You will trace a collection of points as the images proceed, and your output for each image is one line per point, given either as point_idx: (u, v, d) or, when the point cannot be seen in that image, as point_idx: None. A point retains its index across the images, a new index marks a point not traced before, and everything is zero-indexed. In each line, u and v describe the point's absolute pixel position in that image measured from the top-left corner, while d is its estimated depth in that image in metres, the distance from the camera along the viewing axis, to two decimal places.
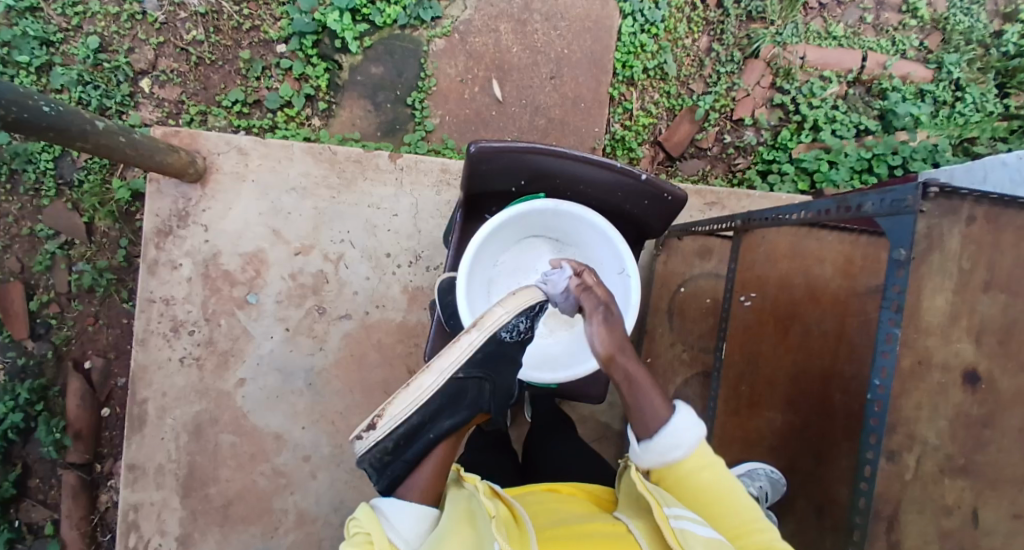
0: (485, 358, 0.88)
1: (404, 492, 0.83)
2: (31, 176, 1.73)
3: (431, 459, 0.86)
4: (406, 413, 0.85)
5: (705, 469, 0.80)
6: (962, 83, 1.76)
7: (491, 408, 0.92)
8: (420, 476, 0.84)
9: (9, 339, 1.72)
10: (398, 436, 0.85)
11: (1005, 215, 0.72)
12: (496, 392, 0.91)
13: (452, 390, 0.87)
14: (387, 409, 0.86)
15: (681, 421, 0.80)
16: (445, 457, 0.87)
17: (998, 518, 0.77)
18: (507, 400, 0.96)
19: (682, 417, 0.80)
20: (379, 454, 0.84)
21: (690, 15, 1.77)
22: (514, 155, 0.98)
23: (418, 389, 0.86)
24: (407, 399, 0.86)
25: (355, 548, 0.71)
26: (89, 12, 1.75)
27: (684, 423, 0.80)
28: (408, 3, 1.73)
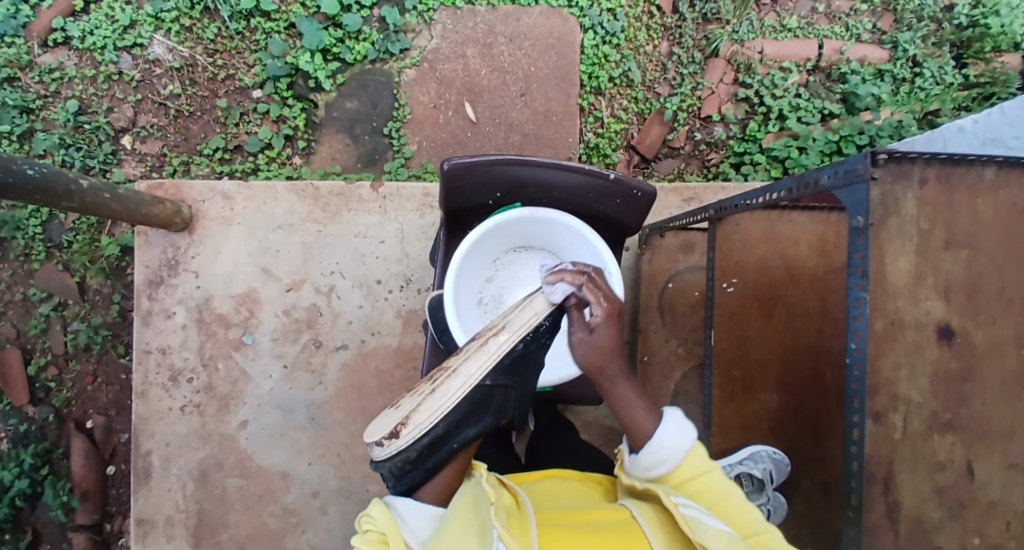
0: (510, 365, 0.89)
1: (420, 493, 0.86)
2: (21, 242, 1.75)
3: (449, 466, 0.88)
4: (431, 423, 0.85)
5: (701, 473, 0.82)
6: (919, 59, 1.82)
7: (513, 414, 0.94)
8: (438, 479, 0.87)
9: (10, 406, 1.72)
10: (422, 445, 0.85)
11: (956, 173, 0.76)
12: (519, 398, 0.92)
13: (478, 398, 0.87)
14: (411, 417, 0.85)
15: (671, 425, 0.84)
16: (462, 461, 0.89)
17: (992, 469, 0.78)
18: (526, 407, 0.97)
19: (672, 421, 0.84)
20: (401, 462, 0.85)
21: (648, 23, 1.83)
22: (487, 168, 1.02)
23: (445, 397, 0.86)
24: (432, 407, 0.85)
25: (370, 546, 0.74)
26: (66, 77, 1.80)
27: (675, 426, 0.83)
28: (376, 38, 1.79)
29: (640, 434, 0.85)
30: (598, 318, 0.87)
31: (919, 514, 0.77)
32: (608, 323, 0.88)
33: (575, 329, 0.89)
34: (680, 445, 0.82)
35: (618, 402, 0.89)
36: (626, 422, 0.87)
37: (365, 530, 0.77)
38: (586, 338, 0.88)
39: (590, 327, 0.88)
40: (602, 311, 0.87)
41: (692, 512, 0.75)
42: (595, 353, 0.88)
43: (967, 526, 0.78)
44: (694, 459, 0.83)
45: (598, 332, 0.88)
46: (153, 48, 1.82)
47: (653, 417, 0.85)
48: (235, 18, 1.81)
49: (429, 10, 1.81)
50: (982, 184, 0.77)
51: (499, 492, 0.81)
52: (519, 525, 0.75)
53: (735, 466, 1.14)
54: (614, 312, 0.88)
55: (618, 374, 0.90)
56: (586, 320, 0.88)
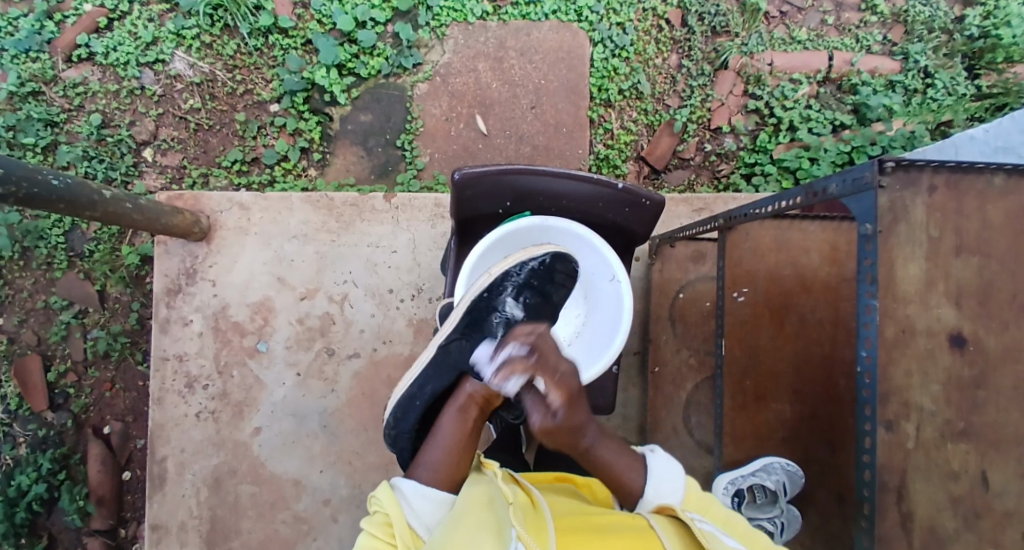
0: (462, 327, 1.00)
1: (421, 478, 0.86)
2: (43, 251, 1.79)
3: (442, 441, 0.90)
4: (402, 389, 1.03)
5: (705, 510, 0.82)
6: (930, 70, 1.81)
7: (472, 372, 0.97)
8: (434, 458, 0.88)
9: (29, 411, 1.76)
10: (396, 409, 1.02)
11: (965, 180, 0.77)
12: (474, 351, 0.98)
13: (437, 357, 1.01)
14: (394, 393, 1.06)
15: (661, 477, 0.84)
16: (461, 445, 0.90)
17: (1008, 479, 0.77)
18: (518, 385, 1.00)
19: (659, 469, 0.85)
20: (386, 430, 1.02)
21: (657, 36, 1.85)
22: (497, 178, 1.04)
23: (416, 365, 1.04)
24: (405, 379, 1.04)
25: (376, 528, 0.79)
26: (90, 91, 1.85)
27: (664, 480, 0.84)
28: (390, 53, 1.83)
29: (629, 486, 0.86)
30: (557, 401, 0.86)
31: (933, 524, 0.76)
32: (566, 402, 0.86)
33: (537, 415, 0.87)
34: (675, 495, 0.83)
35: (602, 463, 0.88)
36: (613, 480, 0.88)
37: (376, 518, 0.81)
38: (551, 422, 0.86)
39: (551, 409, 0.86)
40: (559, 395, 0.86)
41: (708, 527, 0.77)
42: (562, 434, 0.87)
43: (982, 536, 0.77)
44: (692, 496, 0.82)
45: (561, 415, 0.86)
46: (175, 64, 1.87)
47: (638, 472, 0.86)
48: (254, 35, 1.86)
49: (441, 26, 1.85)
50: (991, 191, 0.77)
51: (513, 488, 0.81)
52: (536, 525, 0.74)
53: (748, 477, 1.14)
54: (568, 394, 0.87)
55: (594, 440, 0.89)
56: (544, 399, 0.87)
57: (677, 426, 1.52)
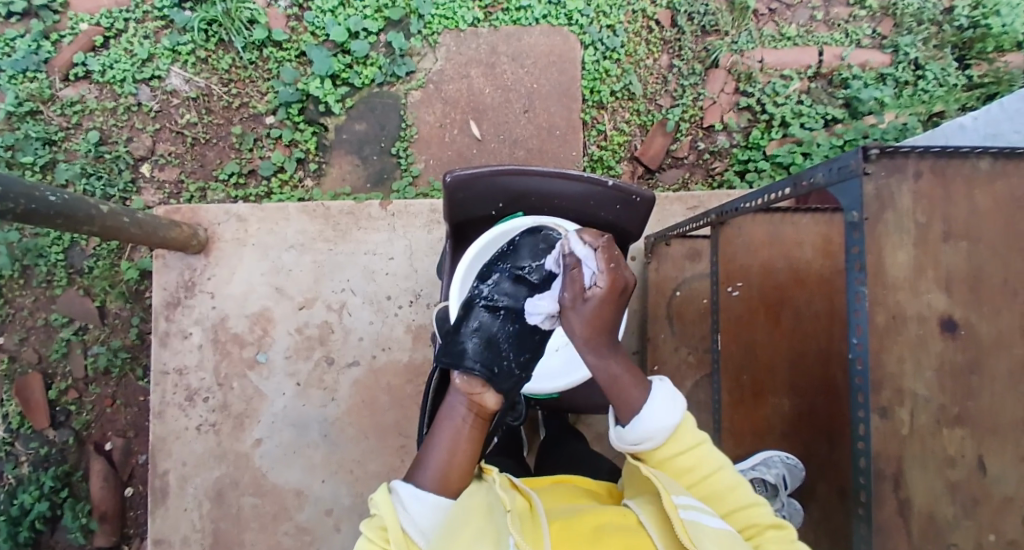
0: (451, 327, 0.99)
1: (420, 481, 0.83)
2: (43, 269, 1.80)
3: (442, 442, 0.86)
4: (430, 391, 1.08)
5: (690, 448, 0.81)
6: (921, 62, 1.82)
7: (440, 362, 0.93)
8: (433, 463, 0.84)
9: (32, 429, 1.77)
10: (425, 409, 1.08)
11: (950, 166, 0.77)
12: (446, 343, 0.94)
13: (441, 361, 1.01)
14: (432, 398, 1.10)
15: (660, 399, 0.81)
16: (459, 460, 0.85)
17: (1005, 464, 0.77)
18: (519, 376, 0.91)
19: (660, 400, 0.81)
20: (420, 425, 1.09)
21: (648, 37, 1.86)
22: (488, 180, 1.05)
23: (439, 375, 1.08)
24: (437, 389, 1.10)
25: (372, 537, 0.77)
26: (88, 109, 1.87)
27: (664, 403, 0.81)
28: (383, 62, 1.85)
29: (627, 408, 0.83)
30: (599, 288, 0.82)
31: (932, 511, 0.76)
32: (609, 293, 0.82)
33: (570, 293, 0.84)
34: (666, 427, 0.80)
35: (605, 376, 0.84)
36: (613, 396, 0.84)
37: (374, 521, 0.79)
38: (580, 306, 0.83)
39: (585, 295, 0.82)
40: (604, 282, 0.82)
41: (691, 515, 0.73)
42: (587, 326, 0.83)
43: (982, 523, 0.76)
44: (683, 433, 0.82)
45: (591, 304, 0.82)
46: (170, 79, 1.89)
47: (642, 392, 0.83)
48: (248, 48, 1.88)
49: (433, 34, 1.86)
50: (978, 176, 0.78)
51: (511, 495, 0.80)
52: (533, 532, 0.73)
53: (748, 471, 1.14)
54: (617, 287, 0.82)
55: (612, 350, 0.85)
56: (586, 287, 0.83)
57: None
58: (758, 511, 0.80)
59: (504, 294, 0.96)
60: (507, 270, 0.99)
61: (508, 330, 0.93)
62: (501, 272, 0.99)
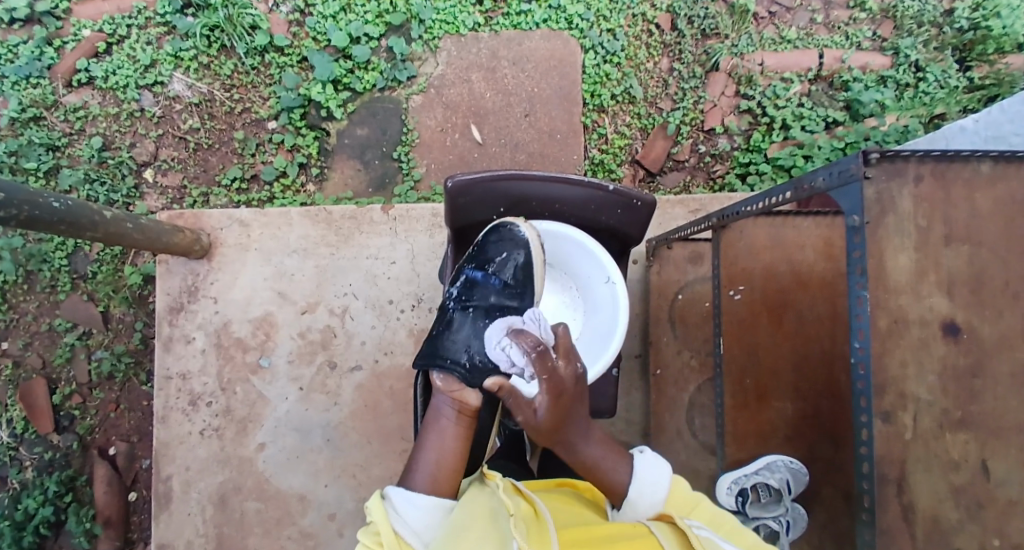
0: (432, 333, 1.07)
1: (411, 485, 0.87)
2: (47, 274, 1.81)
3: (431, 444, 0.92)
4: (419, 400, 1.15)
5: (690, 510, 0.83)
6: (921, 64, 1.82)
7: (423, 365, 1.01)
8: (425, 467, 0.89)
9: (36, 434, 1.77)
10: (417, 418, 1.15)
11: (951, 169, 0.77)
12: (427, 349, 1.03)
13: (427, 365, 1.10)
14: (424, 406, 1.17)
15: (642, 469, 0.87)
16: (448, 461, 0.90)
17: (1010, 468, 0.76)
18: (495, 368, 0.98)
19: (642, 468, 0.87)
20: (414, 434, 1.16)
21: (648, 41, 1.86)
22: (489, 185, 1.05)
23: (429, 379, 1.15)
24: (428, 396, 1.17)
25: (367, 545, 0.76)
26: (91, 115, 1.88)
27: (648, 468, 0.87)
28: (384, 67, 1.86)
29: (614, 483, 0.86)
30: (541, 402, 0.83)
31: (936, 515, 0.75)
32: (552, 403, 0.84)
33: (521, 412, 0.86)
34: (655, 493, 0.84)
35: (585, 463, 0.87)
36: (600, 479, 0.87)
37: (369, 528, 0.78)
38: (532, 422, 0.85)
39: (533, 410, 0.84)
40: (546, 394, 0.83)
41: (704, 533, 0.75)
42: (544, 435, 0.85)
43: (986, 527, 0.76)
44: (677, 498, 0.85)
45: (541, 417, 0.84)
46: (173, 85, 1.90)
47: (626, 467, 0.88)
48: (250, 54, 1.89)
49: (434, 39, 1.87)
50: (979, 179, 0.78)
51: (515, 501, 0.79)
52: (538, 538, 0.72)
53: (751, 476, 1.14)
54: (557, 392, 0.84)
55: (580, 440, 0.87)
56: (531, 400, 0.85)
57: (682, 428, 1.51)
58: None
59: (473, 296, 1.05)
60: (474, 270, 1.06)
61: (480, 328, 1.02)
62: (469, 273, 1.06)
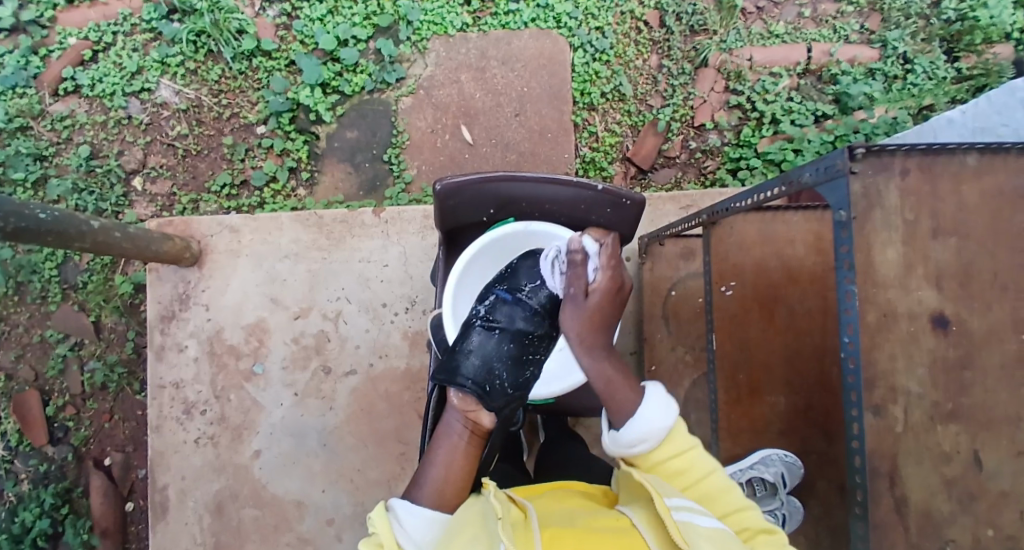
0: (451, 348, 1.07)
1: (416, 497, 0.84)
2: (37, 285, 1.80)
3: (438, 456, 0.89)
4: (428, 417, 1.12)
5: (681, 453, 0.83)
6: (909, 55, 1.82)
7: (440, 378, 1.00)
8: (429, 479, 0.87)
9: (30, 446, 1.76)
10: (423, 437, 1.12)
11: (937, 162, 0.77)
12: (446, 361, 1.02)
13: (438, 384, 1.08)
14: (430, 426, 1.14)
15: (654, 401, 0.85)
16: (453, 477, 0.87)
17: (1001, 459, 0.77)
18: (513, 395, 1.00)
19: (655, 403, 0.85)
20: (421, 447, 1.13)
21: (637, 38, 1.86)
22: (478, 187, 1.05)
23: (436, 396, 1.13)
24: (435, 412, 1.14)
25: None
26: (78, 124, 1.87)
27: (657, 407, 0.84)
28: (373, 69, 1.85)
29: (620, 409, 0.87)
30: (600, 281, 1.00)
31: (928, 508, 0.76)
32: (605, 291, 0.99)
33: (575, 291, 1.00)
34: (658, 427, 0.83)
35: (602, 375, 0.93)
36: (611, 398, 0.90)
37: (370, 539, 0.77)
38: (583, 299, 0.99)
39: (588, 292, 0.99)
40: (603, 278, 1.00)
41: (682, 516, 0.74)
42: (587, 320, 0.98)
43: (979, 518, 0.76)
44: (674, 440, 0.83)
45: (593, 297, 0.99)
46: (160, 91, 1.89)
47: (636, 394, 0.88)
48: (237, 59, 1.88)
49: (422, 40, 1.87)
50: (965, 171, 0.78)
51: (506, 507, 0.77)
52: (525, 541, 0.71)
53: (746, 471, 1.14)
54: (613, 284, 1.00)
55: (603, 351, 0.97)
56: (590, 281, 1.00)
57: None
58: (749, 516, 0.80)
59: (501, 317, 1.04)
60: (503, 292, 1.07)
61: (503, 351, 1.02)
62: (499, 294, 1.07)
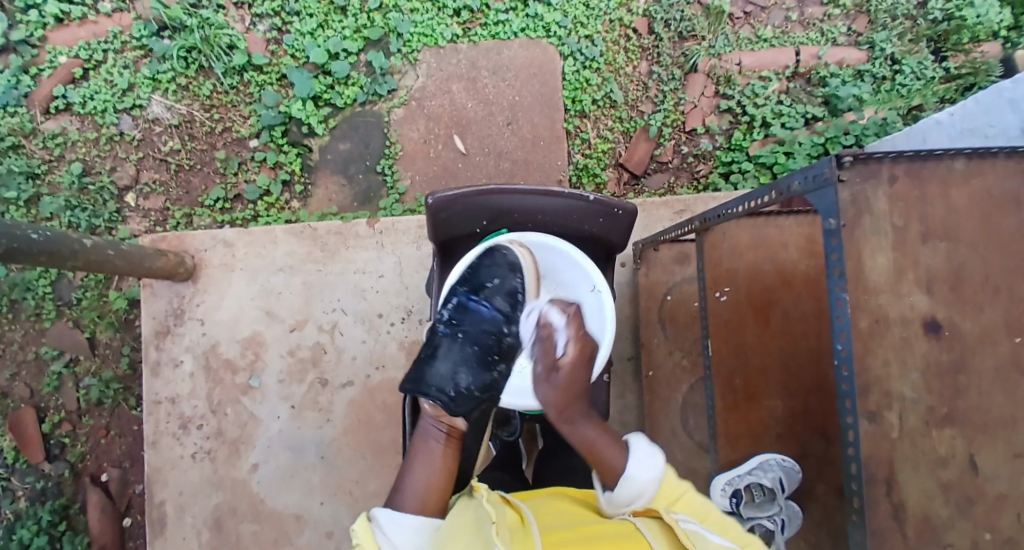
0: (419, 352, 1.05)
1: (399, 504, 0.87)
2: (31, 302, 1.79)
3: (418, 464, 0.92)
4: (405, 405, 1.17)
5: (679, 497, 0.83)
6: (897, 57, 1.84)
7: (407, 387, 1.00)
8: (411, 487, 0.89)
9: (27, 464, 1.75)
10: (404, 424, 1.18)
11: (925, 167, 0.77)
12: (412, 368, 1.02)
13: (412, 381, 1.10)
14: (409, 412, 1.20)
15: (640, 455, 0.86)
16: (436, 481, 0.90)
17: (997, 462, 0.77)
18: (479, 398, 0.99)
19: (640, 453, 0.86)
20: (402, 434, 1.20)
21: (626, 45, 1.87)
22: (470, 200, 1.05)
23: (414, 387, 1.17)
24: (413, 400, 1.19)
25: None
26: (70, 141, 1.87)
27: (643, 457, 0.86)
28: (364, 81, 1.85)
29: (612, 469, 0.87)
30: (570, 354, 0.99)
31: (925, 512, 0.76)
32: (577, 359, 0.99)
33: (546, 360, 1.00)
34: (649, 475, 0.84)
35: (581, 439, 0.95)
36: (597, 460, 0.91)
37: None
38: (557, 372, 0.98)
39: (557, 365, 0.99)
40: (573, 349, 0.99)
41: (692, 527, 0.76)
42: (560, 390, 0.98)
43: (976, 521, 0.76)
44: (668, 489, 0.84)
45: (562, 373, 0.98)
46: (152, 107, 1.89)
47: (621, 451, 0.89)
48: (229, 74, 1.88)
49: (413, 51, 1.87)
50: (953, 175, 0.78)
51: (500, 511, 0.76)
52: (522, 543, 0.71)
53: (744, 477, 1.13)
54: (583, 354, 1.00)
55: (582, 416, 0.98)
56: (559, 355, 1.00)
57: (676, 429, 1.52)
58: (761, 547, 0.77)
59: (465, 321, 1.02)
60: (466, 294, 1.02)
61: (467, 354, 1.01)
62: (460, 296, 1.02)
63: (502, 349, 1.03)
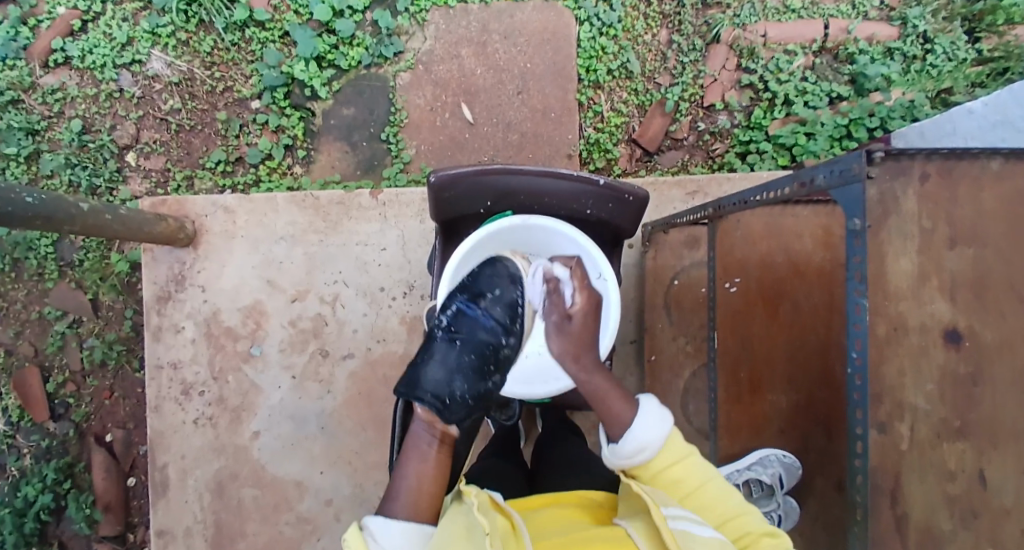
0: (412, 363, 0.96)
1: (392, 511, 0.81)
2: (33, 262, 1.78)
3: (409, 468, 0.86)
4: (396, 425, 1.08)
5: (679, 460, 0.82)
6: (929, 35, 1.74)
7: (399, 391, 0.90)
8: (405, 492, 0.83)
9: (32, 422, 1.77)
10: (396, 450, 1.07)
11: (958, 167, 0.73)
12: (406, 373, 0.92)
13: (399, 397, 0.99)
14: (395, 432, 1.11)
15: (649, 413, 0.84)
16: (430, 487, 0.85)
17: (1008, 475, 0.74)
18: (473, 407, 0.90)
19: (650, 410, 0.84)
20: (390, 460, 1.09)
21: (646, 12, 1.78)
22: (474, 179, 1.01)
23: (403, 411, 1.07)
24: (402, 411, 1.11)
25: None
26: (69, 97, 1.82)
27: (652, 414, 0.84)
28: (369, 43, 1.78)
29: (618, 424, 0.86)
30: (579, 303, 0.99)
31: (930, 525, 0.74)
32: (584, 306, 0.99)
33: (556, 313, 0.99)
34: (654, 433, 0.82)
35: (593, 390, 0.91)
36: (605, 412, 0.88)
37: None
38: (565, 321, 0.98)
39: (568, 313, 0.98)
40: (581, 298, 0.99)
41: (681, 525, 0.72)
42: (572, 341, 0.96)
43: (981, 535, 0.74)
44: (671, 446, 0.83)
45: (575, 317, 0.98)
46: (152, 63, 1.82)
47: (629, 405, 0.86)
48: (230, 29, 1.81)
49: (421, 11, 1.79)
50: (986, 176, 0.74)
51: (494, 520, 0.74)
52: None
53: (743, 471, 1.19)
54: (591, 302, 1.00)
55: (593, 364, 0.95)
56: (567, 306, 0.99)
57: (676, 413, 1.51)
58: (748, 520, 0.79)
59: (463, 328, 0.94)
60: (465, 301, 0.96)
61: (465, 361, 0.90)
62: (459, 304, 0.96)
63: (501, 361, 0.94)
